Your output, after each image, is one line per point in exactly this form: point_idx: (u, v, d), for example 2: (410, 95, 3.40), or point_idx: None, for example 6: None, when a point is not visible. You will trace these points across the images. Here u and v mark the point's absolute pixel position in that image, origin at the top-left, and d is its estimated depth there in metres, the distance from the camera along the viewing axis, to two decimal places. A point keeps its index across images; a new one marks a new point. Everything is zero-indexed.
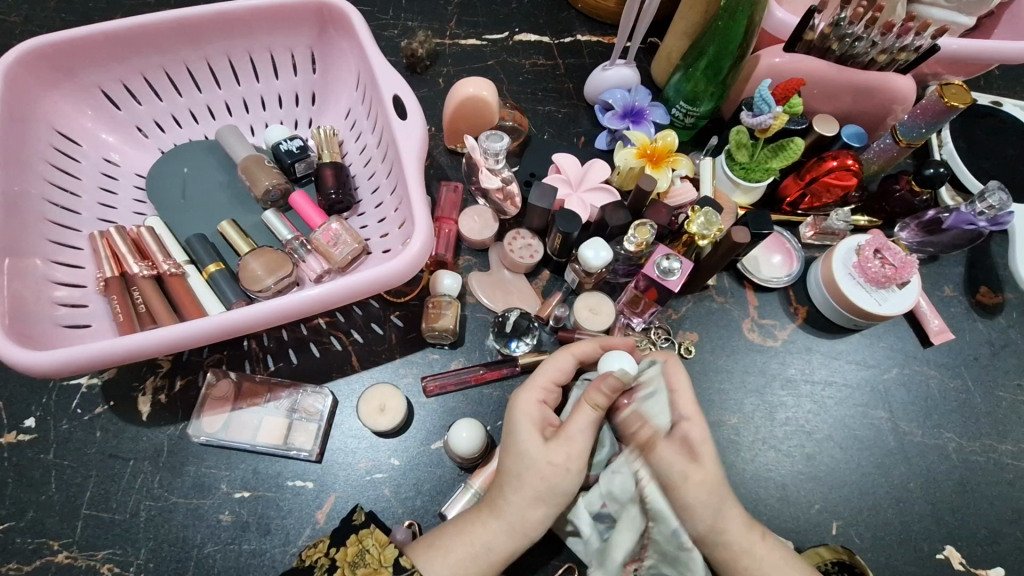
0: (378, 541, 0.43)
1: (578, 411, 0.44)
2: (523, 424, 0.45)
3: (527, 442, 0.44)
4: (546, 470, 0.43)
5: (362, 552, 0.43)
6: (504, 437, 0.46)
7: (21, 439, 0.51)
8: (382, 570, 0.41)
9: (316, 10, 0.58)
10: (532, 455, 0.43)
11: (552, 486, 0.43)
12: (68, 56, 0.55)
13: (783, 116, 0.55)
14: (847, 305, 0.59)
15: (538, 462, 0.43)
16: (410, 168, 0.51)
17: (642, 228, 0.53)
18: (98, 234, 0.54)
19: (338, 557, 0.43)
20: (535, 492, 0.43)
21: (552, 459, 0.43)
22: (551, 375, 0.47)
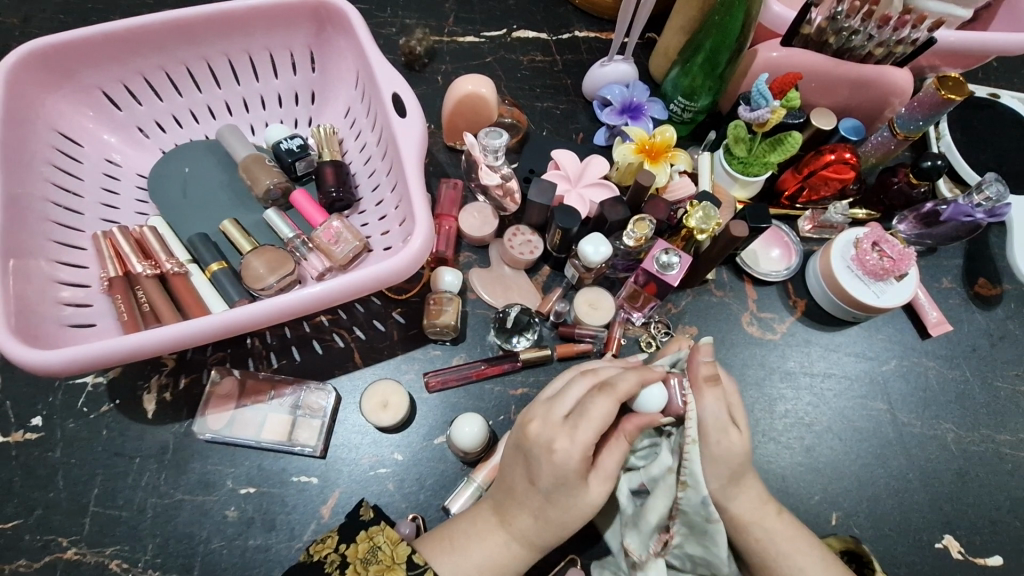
0: (390, 539, 0.43)
1: (614, 447, 0.44)
2: (571, 476, 0.42)
3: (571, 491, 0.42)
4: (585, 510, 0.43)
5: (374, 548, 0.43)
6: (541, 481, 0.42)
7: (28, 437, 0.51)
8: (396, 567, 0.42)
9: (314, 9, 0.58)
10: (574, 501, 0.43)
11: (581, 523, 0.44)
12: (69, 58, 0.55)
13: (781, 110, 0.56)
14: (845, 298, 0.59)
15: (574, 506, 0.43)
16: (415, 188, 0.50)
17: (641, 223, 0.53)
18: (102, 235, 0.54)
19: (349, 553, 0.44)
20: (565, 528, 0.43)
21: (593, 501, 0.43)
22: (599, 425, 0.42)
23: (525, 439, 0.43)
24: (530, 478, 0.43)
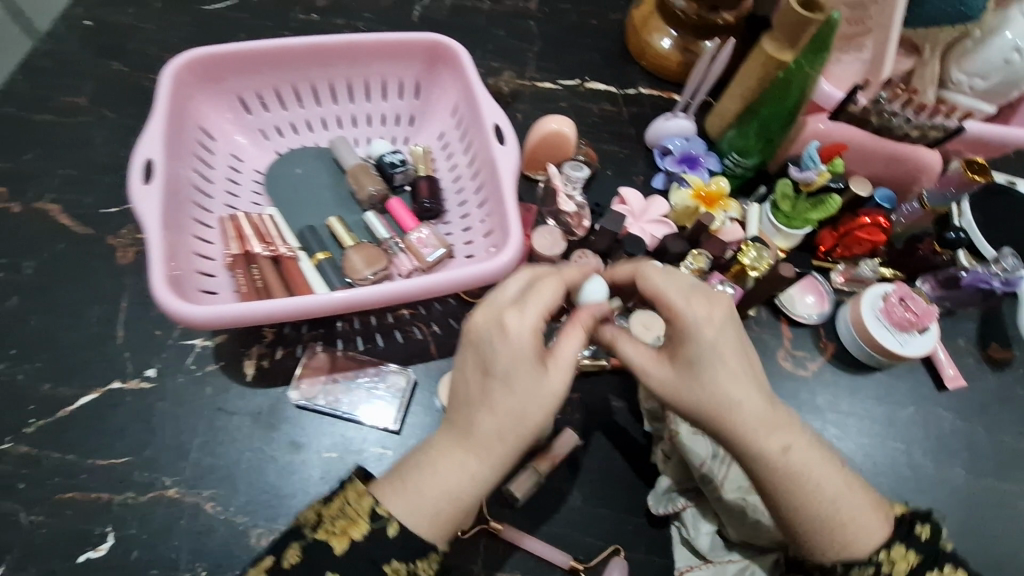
0: (357, 493, 0.44)
1: (571, 335, 0.46)
2: (525, 356, 0.44)
3: (525, 380, 0.44)
4: (547, 398, 0.44)
5: (341, 507, 0.44)
6: (494, 367, 0.44)
7: (143, 385, 0.59)
8: (360, 521, 0.43)
9: (431, 47, 0.68)
10: (534, 386, 0.44)
11: (548, 413, 0.44)
12: (220, 67, 0.64)
13: (826, 175, 0.66)
14: (872, 345, 0.66)
15: (541, 382, 0.44)
16: (510, 201, 0.58)
17: (698, 256, 0.63)
18: (229, 217, 0.62)
19: (324, 511, 0.45)
20: (539, 410, 0.44)
21: (552, 387, 0.44)
22: (547, 301, 0.45)
23: (477, 334, 0.45)
24: (492, 376, 0.44)
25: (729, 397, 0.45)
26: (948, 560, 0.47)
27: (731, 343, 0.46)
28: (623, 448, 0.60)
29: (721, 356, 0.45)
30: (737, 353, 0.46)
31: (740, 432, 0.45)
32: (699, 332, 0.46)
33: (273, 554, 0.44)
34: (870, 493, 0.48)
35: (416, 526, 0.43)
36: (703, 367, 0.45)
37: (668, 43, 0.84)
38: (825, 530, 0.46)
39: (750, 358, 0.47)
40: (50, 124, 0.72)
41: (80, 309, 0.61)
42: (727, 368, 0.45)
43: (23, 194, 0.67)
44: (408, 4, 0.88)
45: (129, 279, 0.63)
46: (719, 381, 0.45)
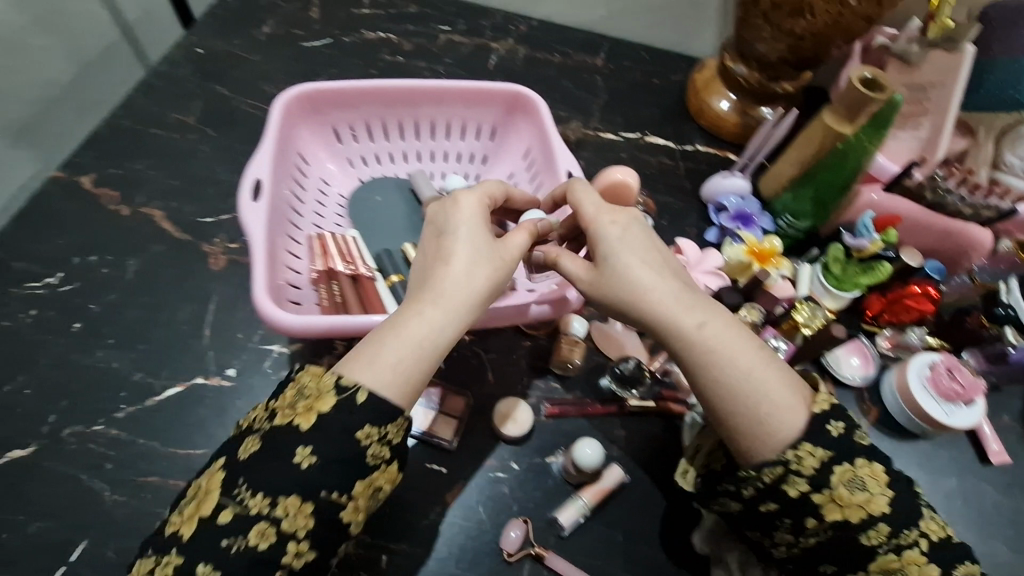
0: (311, 377, 0.48)
1: (519, 234, 0.56)
2: (464, 225, 0.53)
3: (462, 246, 0.52)
4: (487, 264, 0.52)
5: (300, 392, 0.48)
6: (443, 233, 0.53)
7: (223, 384, 0.63)
8: (324, 395, 0.47)
9: (512, 96, 0.74)
10: (470, 250, 0.52)
11: (489, 274, 0.52)
12: (323, 101, 0.71)
13: (879, 243, 0.69)
14: (918, 412, 0.67)
15: (487, 252, 0.53)
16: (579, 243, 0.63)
17: (753, 309, 0.66)
18: (316, 235, 0.68)
19: (277, 405, 0.48)
20: (485, 278, 0.52)
21: (493, 257, 0.53)
22: (488, 191, 0.56)
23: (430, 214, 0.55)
24: (440, 239, 0.54)
25: (644, 281, 0.51)
26: (860, 454, 0.48)
27: (638, 236, 0.53)
28: (666, 489, 0.62)
29: (628, 243, 0.52)
30: (643, 247, 0.52)
31: (654, 309, 0.50)
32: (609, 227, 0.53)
33: (229, 457, 0.46)
34: (796, 385, 0.49)
35: (383, 389, 0.47)
36: (612, 254, 0.52)
37: (726, 105, 0.89)
38: (751, 420, 0.48)
39: (664, 253, 0.53)
40: (161, 138, 0.79)
41: (173, 307, 0.67)
42: (639, 255, 0.52)
43: (133, 198, 0.74)
44: (485, 53, 0.96)
45: (218, 283, 0.69)
46: (631, 266, 0.51)
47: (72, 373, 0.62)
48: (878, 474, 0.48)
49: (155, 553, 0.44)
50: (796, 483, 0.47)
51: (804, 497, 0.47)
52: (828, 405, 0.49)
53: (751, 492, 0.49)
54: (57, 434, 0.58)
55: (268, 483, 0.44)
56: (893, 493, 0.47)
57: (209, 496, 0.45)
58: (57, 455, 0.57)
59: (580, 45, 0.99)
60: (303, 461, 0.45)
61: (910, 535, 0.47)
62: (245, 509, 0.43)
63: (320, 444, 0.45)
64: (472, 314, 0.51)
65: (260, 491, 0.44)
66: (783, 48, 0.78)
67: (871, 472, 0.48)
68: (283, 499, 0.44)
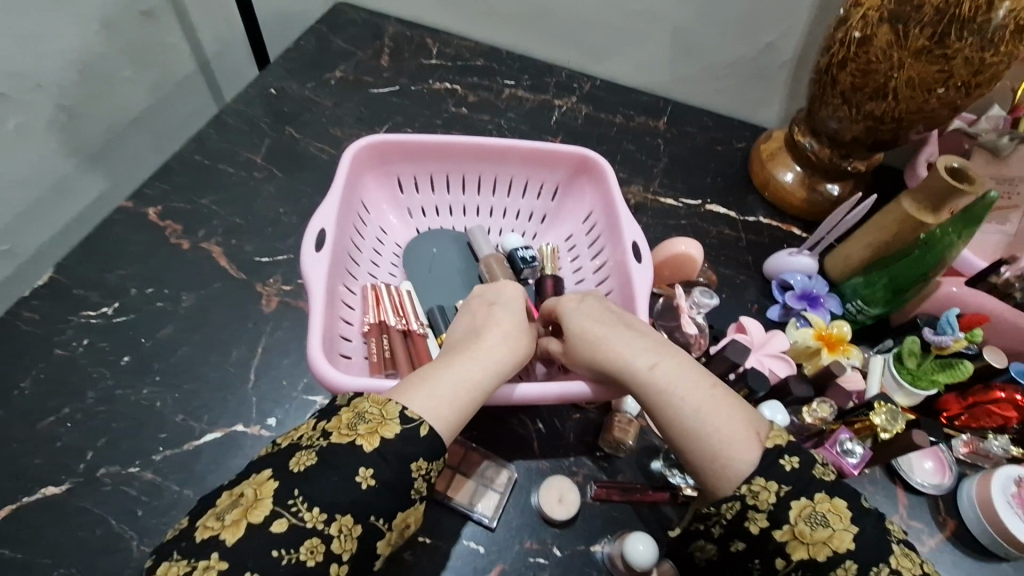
0: (374, 403, 0.48)
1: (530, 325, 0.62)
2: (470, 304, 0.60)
3: (471, 319, 0.59)
4: (517, 326, 0.57)
5: (360, 415, 0.47)
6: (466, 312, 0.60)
7: (263, 433, 0.61)
8: (388, 422, 0.46)
9: (579, 159, 0.73)
10: (475, 320, 0.58)
11: (521, 336, 0.57)
12: (391, 151, 0.71)
13: (963, 342, 0.64)
14: (1003, 532, 0.61)
15: (522, 326, 0.58)
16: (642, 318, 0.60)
17: (823, 405, 0.62)
18: (371, 286, 0.67)
19: (332, 426, 0.47)
20: (515, 344, 0.56)
21: (504, 318, 0.57)
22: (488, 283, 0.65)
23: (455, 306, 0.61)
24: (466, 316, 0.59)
25: (597, 333, 0.56)
26: (820, 488, 0.47)
27: (597, 301, 0.60)
28: None
29: (587, 306, 0.59)
30: (602, 306, 0.59)
31: (610, 357, 0.54)
32: (571, 298, 0.60)
33: (278, 467, 0.44)
34: (750, 420, 0.50)
35: (434, 421, 0.48)
36: (570, 318, 0.59)
37: (792, 178, 0.86)
38: (711, 457, 0.49)
39: (621, 314, 0.59)
40: (228, 175, 0.81)
41: (222, 348, 0.66)
42: (595, 314, 0.58)
43: (194, 233, 0.74)
44: (548, 109, 0.96)
45: (268, 326, 0.68)
46: (585, 322, 0.57)
47: (115, 409, 0.61)
48: (840, 510, 0.46)
49: (185, 556, 0.40)
50: (755, 519, 0.47)
51: (764, 533, 0.47)
52: (783, 441, 0.50)
53: (719, 531, 0.50)
54: (93, 473, 0.57)
55: (325, 497, 0.43)
56: (858, 529, 0.45)
57: (259, 503, 0.42)
58: (90, 495, 0.56)
59: (643, 107, 0.98)
60: (362, 481, 0.44)
61: (880, 572, 0.44)
62: (301, 522, 0.42)
63: (380, 468, 0.45)
64: (511, 366, 0.54)
65: (318, 505, 0.43)
66: (860, 130, 0.75)
67: (832, 507, 0.47)
68: (339, 516, 0.43)
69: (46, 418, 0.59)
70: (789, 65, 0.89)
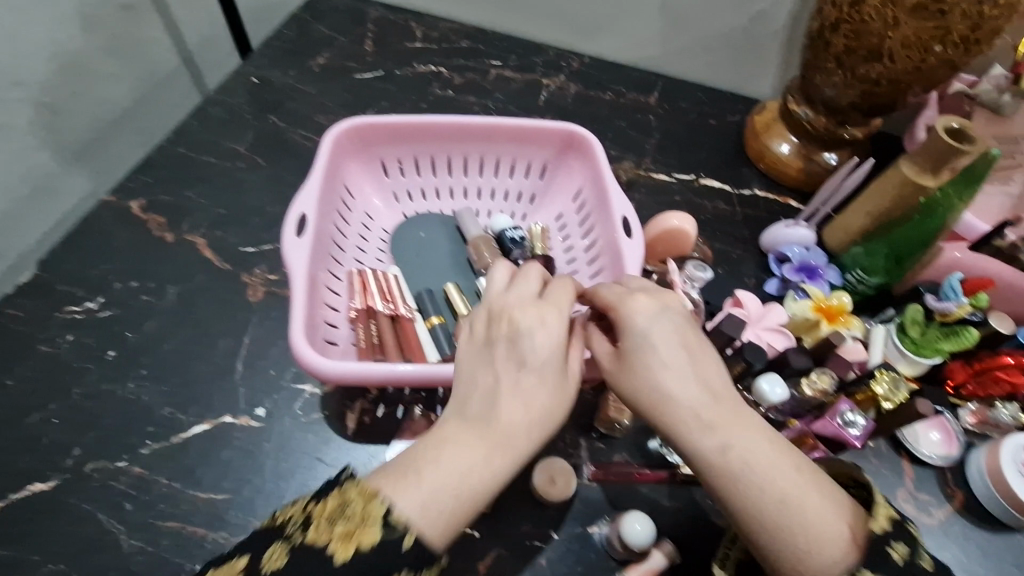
0: (363, 496, 0.38)
1: (590, 333, 0.50)
2: (501, 332, 0.46)
3: (503, 355, 0.45)
4: (553, 374, 0.44)
5: (344, 508, 0.38)
6: (495, 340, 0.46)
7: (252, 424, 0.60)
8: (369, 525, 0.37)
9: (566, 136, 0.71)
10: (508, 361, 0.45)
11: (559, 394, 0.44)
12: (373, 134, 0.69)
13: (967, 308, 0.63)
14: (1014, 502, 0.59)
15: (561, 379, 0.45)
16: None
17: (824, 376, 0.60)
18: (357, 272, 0.65)
19: (314, 513, 0.38)
20: (553, 403, 0.44)
21: (540, 368, 0.44)
22: (527, 285, 0.49)
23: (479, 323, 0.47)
24: (495, 348, 0.46)
25: (664, 387, 0.44)
26: None
27: (671, 331, 0.46)
28: None
29: (656, 344, 0.46)
30: (676, 345, 0.46)
31: (672, 425, 0.44)
32: (642, 323, 0.46)
33: (250, 556, 0.37)
34: (841, 517, 0.39)
35: (431, 534, 0.38)
36: (636, 349, 0.46)
37: (788, 149, 0.84)
38: (792, 563, 0.39)
39: (698, 355, 0.46)
40: (212, 166, 0.79)
41: (209, 340, 0.65)
42: (663, 356, 0.45)
43: (178, 225, 0.73)
44: (536, 89, 0.94)
45: (255, 316, 0.67)
46: (652, 369, 0.45)
47: (101, 404, 0.60)
48: None
49: None
50: None
51: None
52: (886, 525, 0.38)
53: None
54: (80, 468, 0.56)
55: None
56: None
57: None
58: (78, 491, 0.55)
59: (634, 84, 0.96)
60: None
61: None
62: None
63: None
64: (546, 434, 0.43)
65: None
66: (855, 95, 0.73)
67: None
68: None
69: (31, 415, 0.59)
70: (782, 32, 0.87)
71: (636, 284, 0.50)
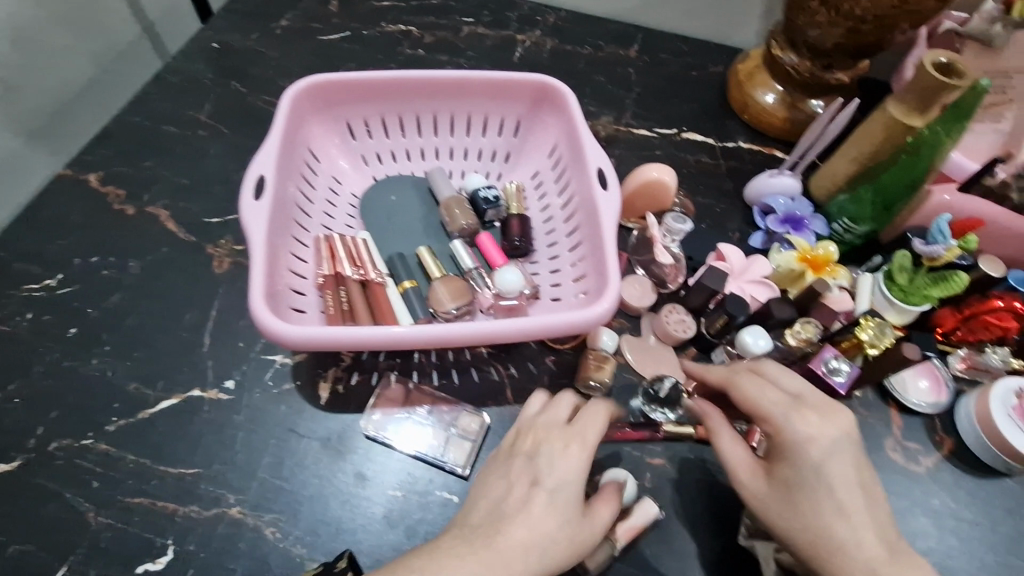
0: None
1: (734, 442, 0.50)
2: (569, 453, 0.49)
3: (547, 480, 0.48)
4: (570, 508, 0.47)
5: None
6: (534, 467, 0.49)
7: (221, 396, 0.59)
8: None
9: (538, 88, 0.68)
10: (558, 484, 0.48)
11: (571, 552, 0.46)
12: (336, 92, 0.66)
13: (956, 251, 0.60)
14: (1004, 447, 0.58)
15: (568, 517, 0.47)
16: (611, 246, 0.56)
17: (808, 325, 0.58)
18: (324, 238, 0.63)
19: None
20: (563, 535, 0.46)
21: (553, 500, 0.47)
22: (585, 422, 0.51)
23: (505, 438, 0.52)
24: (516, 461, 0.50)
25: (829, 524, 0.44)
26: None
27: (846, 467, 0.46)
28: (703, 529, 0.55)
29: (830, 482, 0.45)
30: (852, 480, 0.45)
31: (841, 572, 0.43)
32: (802, 454, 0.46)
33: None
34: None
35: None
36: (799, 476, 0.46)
37: (772, 98, 0.81)
38: None
39: (869, 492, 0.46)
40: (173, 136, 0.76)
41: (174, 313, 0.63)
42: (836, 497, 0.45)
43: (139, 198, 0.70)
44: (510, 45, 0.90)
45: (221, 288, 0.65)
46: (819, 499, 0.45)
47: (64, 382, 0.58)
48: None
49: None
50: None
51: None
52: None
53: None
54: (44, 448, 0.55)
55: None
56: None
57: None
58: (42, 471, 0.54)
59: (613, 37, 0.92)
60: None
61: None
62: None
63: None
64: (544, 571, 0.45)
65: None
66: (840, 34, 0.69)
67: None
68: None
69: None
70: None
71: (796, 390, 0.49)
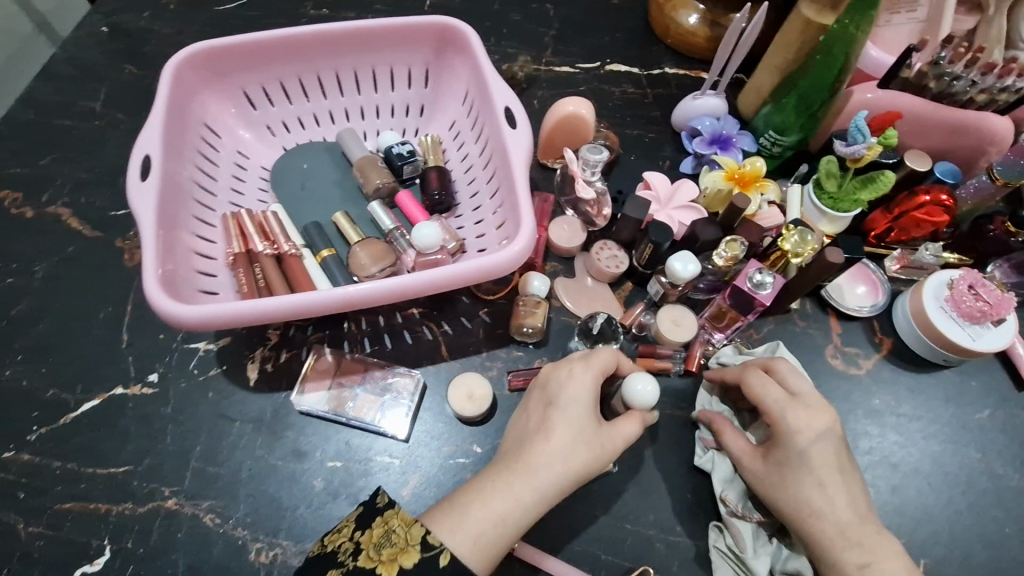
0: (404, 521, 0.43)
1: (734, 434, 0.52)
2: (580, 389, 0.48)
3: (567, 415, 0.47)
4: (592, 430, 0.47)
5: (388, 534, 0.43)
6: (549, 403, 0.49)
7: (144, 391, 0.57)
8: (410, 549, 0.42)
9: (439, 30, 0.64)
10: (575, 415, 0.47)
11: (595, 462, 0.46)
12: (223, 59, 0.62)
13: (877, 147, 0.57)
14: (939, 340, 0.58)
15: (591, 437, 0.47)
16: (523, 185, 0.54)
17: (732, 244, 0.56)
18: (231, 214, 0.60)
19: (363, 539, 0.43)
20: (586, 451, 0.46)
21: (575, 427, 0.47)
22: (604, 360, 0.50)
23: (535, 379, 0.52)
24: (534, 396, 0.51)
25: (812, 503, 0.46)
26: None
27: (829, 454, 0.48)
28: (648, 457, 0.55)
29: (815, 465, 0.47)
30: (832, 467, 0.48)
31: (819, 540, 0.46)
32: (789, 441, 0.48)
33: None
34: None
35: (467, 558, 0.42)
36: (787, 459, 0.48)
37: (695, 19, 0.77)
38: None
39: (850, 479, 0.48)
40: (68, 129, 0.72)
41: (87, 313, 0.60)
42: (819, 477, 0.47)
43: (37, 198, 0.66)
44: None
45: (135, 281, 0.62)
46: (801, 480, 0.47)
47: None
48: None
49: None
50: None
51: None
52: None
53: None
54: None
55: None
56: None
57: None
58: None
59: None
60: None
61: None
62: None
63: None
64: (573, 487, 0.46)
65: None
66: None
67: None
68: None
69: None
70: None
71: (796, 389, 0.50)
